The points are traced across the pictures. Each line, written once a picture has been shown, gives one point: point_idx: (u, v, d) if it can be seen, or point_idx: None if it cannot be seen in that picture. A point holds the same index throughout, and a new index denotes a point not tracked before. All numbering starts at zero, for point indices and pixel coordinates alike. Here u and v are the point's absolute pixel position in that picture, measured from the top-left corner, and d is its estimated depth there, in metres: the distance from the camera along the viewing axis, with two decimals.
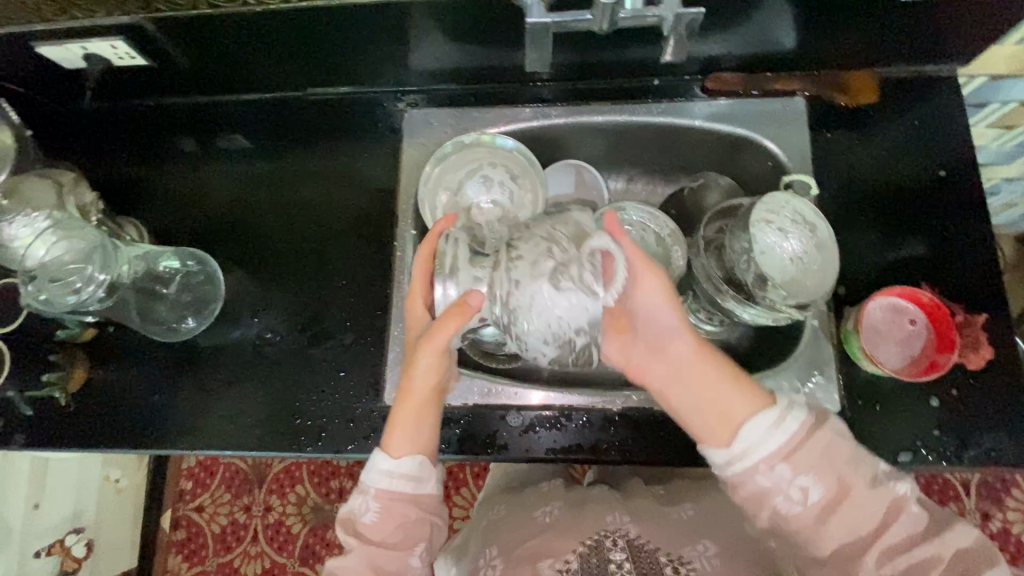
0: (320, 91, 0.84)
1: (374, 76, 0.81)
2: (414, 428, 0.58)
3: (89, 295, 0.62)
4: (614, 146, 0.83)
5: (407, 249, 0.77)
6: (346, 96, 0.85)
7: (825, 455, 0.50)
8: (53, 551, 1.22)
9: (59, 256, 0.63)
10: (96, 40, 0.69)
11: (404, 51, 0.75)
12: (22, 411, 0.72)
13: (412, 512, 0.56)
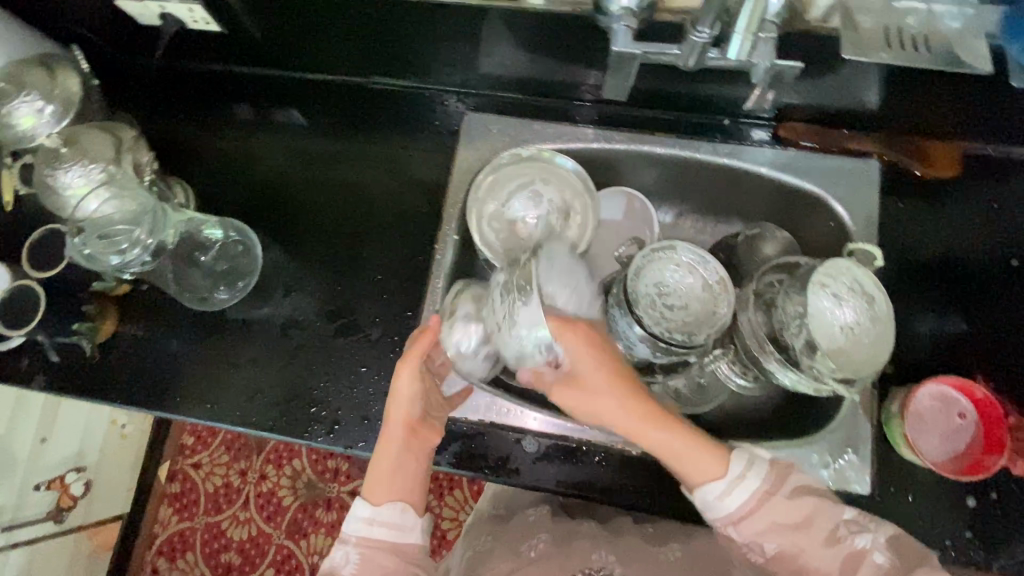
0: (378, 79, 0.83)
1: (432, 72, 0.80)
2: (398, 473, 0.60)
3: (139, 262, 0.64)
4: (671, 180, 0.81)
5: (447, 253, 0.75)
6: (400, 90, 0.84)
7: (778, 517, 0.51)
8: (52, 487, 1.23)
9: (110, 215, 0.63)
10: (175, 2, 0.69)
11: (472, 53, 0.74)
12: (46, 353, 0.72)
13: (388, 562, 0.56)
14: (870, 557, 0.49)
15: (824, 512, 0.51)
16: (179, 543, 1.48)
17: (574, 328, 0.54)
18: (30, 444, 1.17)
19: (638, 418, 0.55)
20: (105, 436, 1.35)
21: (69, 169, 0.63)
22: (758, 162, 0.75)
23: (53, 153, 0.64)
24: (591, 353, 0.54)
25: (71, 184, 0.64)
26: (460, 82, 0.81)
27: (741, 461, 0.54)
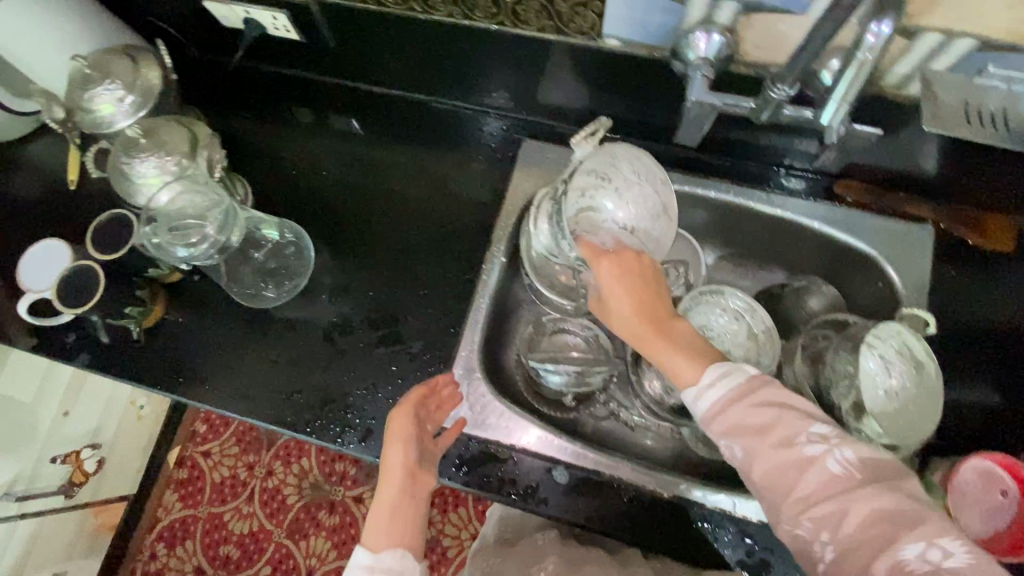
0: (422, 94, 0.86)
1: (471, 93, 0.82)
2: (396, 520, 0.59)
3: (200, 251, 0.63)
4: (720, 224, 0.81)
5: (493, 274, 0.77)
6: (439, 105, 0.86)
7: (741, 420, 0.48)
8: (68, 460, 1.24)
9: (179, 206, 0.65)
10: (261, 9, 0.72)
11: (518, 79, 0.76)
12: (100, 334, 0.75)
13: None
14: (824, 466, 0.44)
15: (790, 418, 0.47)
16: (180, 529, 1.49)
17: (601, 259, 0.59)
18: (52, 416, 1.20)
19: (641, 320, 0.57)
20: (123, 416, 1.36)
21: (145, 159, 0.66)
22: (811, 216, 0.76)
23: (133, 143, 0.66)
24: (614, 277, 0.59)
25: (147, 175, 0.66)
26: (495, 103, 0.83)
27: (716, 368, 0.51)
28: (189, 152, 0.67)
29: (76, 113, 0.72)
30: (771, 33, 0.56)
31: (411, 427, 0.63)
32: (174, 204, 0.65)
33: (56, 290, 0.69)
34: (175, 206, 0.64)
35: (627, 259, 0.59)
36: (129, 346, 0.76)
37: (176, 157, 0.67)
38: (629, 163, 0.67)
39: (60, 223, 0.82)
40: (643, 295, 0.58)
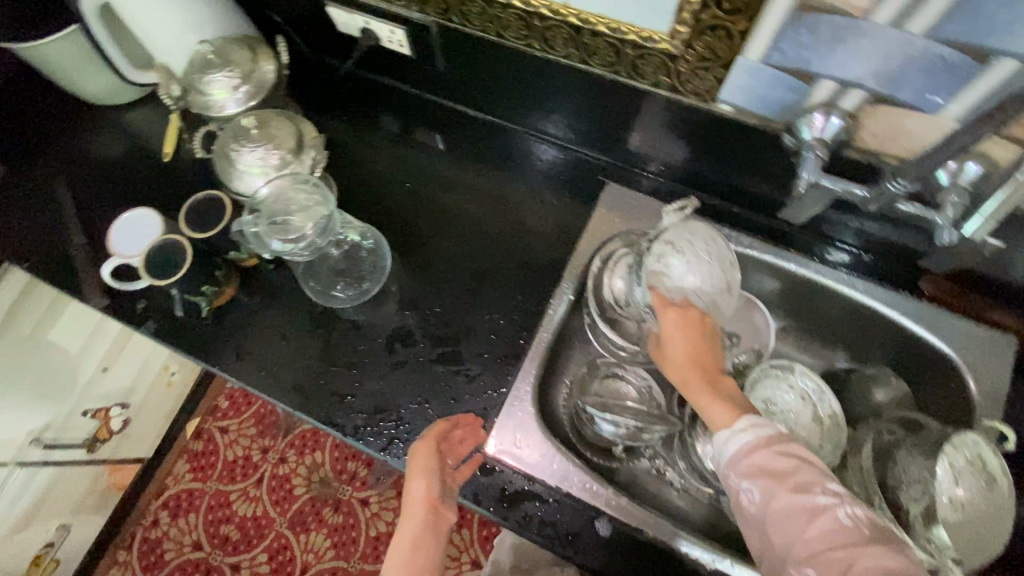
0: (492, 115, 0.88)
1: (530, 116, 0.84)
2: (413, 558, 0.59)
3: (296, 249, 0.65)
4: (790, 297, 0.81)
5: (559, 310, 0.77)
6: (502, 126, 0.88)
7: (764, 464, 0.49)
8: (97, 416, 1.25)
9: (280, 198, 0.67)
10: (382, 22, 0.75)
11: (585, 114, 0.77)
12: (173, 307, 0.77)
13: None
14: (834, 514, 0.45)
15: (809, 470, 0.48)
16: (185, 501, 1.50)
17: (669, 308, 0.62)
18: (92, 371, 1.19)
19: (693, 371, 0.58)
20: (155, 380, 1.37)
21: (253, 149, 0.68)
22: (887, 305, 0.74)
23: (245, 131, 0.69)
24: (676, 325, 0.61)
25: (252, 163, 0.68)
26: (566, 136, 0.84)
27: (749, 419, 0.52)
28: (295, 148, 0.69)
29: (189, 93, 0.75)
30: (892, 126, 0.57)
31: (432, 465, 0.63)
32: (276, 197, 0.67)
33: (144, 264, 0.71)
34: (277, 199, 0.67)
35: (692, 314, 0.62)
36: (198, 321, 0.78)
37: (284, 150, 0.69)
38: (704, 244, 0.67)
39: (150, 192, 0.86)
40: (700, 347, 0.60)
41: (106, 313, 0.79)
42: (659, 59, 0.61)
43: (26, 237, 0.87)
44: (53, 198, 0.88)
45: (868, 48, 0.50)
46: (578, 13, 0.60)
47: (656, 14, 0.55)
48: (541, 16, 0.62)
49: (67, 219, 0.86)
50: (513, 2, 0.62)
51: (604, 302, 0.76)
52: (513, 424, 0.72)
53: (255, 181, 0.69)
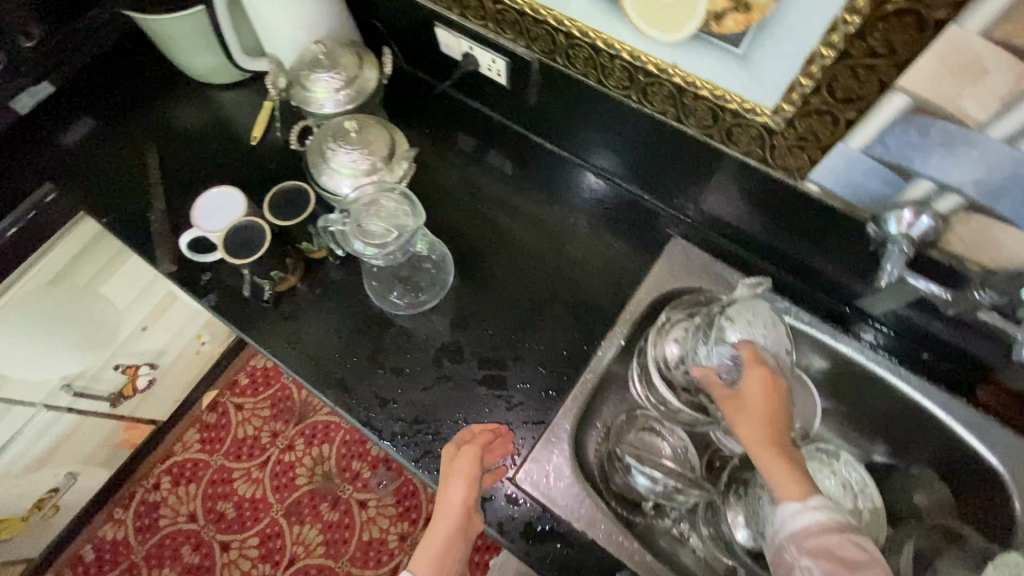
0: (561, 148, 0.90)
1: (585, 148, 0.86)
2: (441, 553, 0.64)
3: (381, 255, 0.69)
4: (839, 381, 0.80)
5: (608, 353, 0.78)
6: (568, 159, 0.90)
7: (833, 547, 0.50)
8: (126, 372, 1.27)
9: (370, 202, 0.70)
10: (486, 50, 0.78)
11: (632, 151, 0.80)
12: (241, 286, 0.81)
13: None
14: None
15: (876, 566, 0.49)
16: (189, 471, 1.51)
17: (762, 367, 0.62)
18: (133, 328, 1.21)
19: (773, 433, 0.58)
20: (186, 347, 1.39)
21: (347, 151, 0.71)
22: (940, 407, 0.73)
23: (343, 132, 0.72)
24: (765, 385, 0.61)
25: (346, 164, 0.71)
26: (608, 168, 0.87)
27: (824, 499, 0.53)
28: (387, 157, 0.73)
29: (294, 86, 0.78)
30: (984, 235, 0.57)
31: (473, 475, 0.65)
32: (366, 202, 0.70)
33: (222, 239, 0.74)
34: (366, 203, 0.70)
35: (780, 380, 0.62)
36: (259, 303, 0.80)
37: (378, 154, 0.72)
38: (765, 326, 0.67)
39: (234, 172, 0.89)
40: (780, 411, 0.60)
41: (172, 279, 0.82)
42: (757, 130, 0.62)
43: (108, 194, 0.90)
44: (140, 161, 0.92)
45: (976, 159, 0.51)
46: (685, 75, 0.61)
47: (766, 89, 0.56)
48: (648, 71, 0.64)
49: (150, 183, 0.90)
50: (623, 54, 0.64)
51: (659, 357, 0.74)
52: (548, 459, 0.72)
53: (345, 181, 0.73)
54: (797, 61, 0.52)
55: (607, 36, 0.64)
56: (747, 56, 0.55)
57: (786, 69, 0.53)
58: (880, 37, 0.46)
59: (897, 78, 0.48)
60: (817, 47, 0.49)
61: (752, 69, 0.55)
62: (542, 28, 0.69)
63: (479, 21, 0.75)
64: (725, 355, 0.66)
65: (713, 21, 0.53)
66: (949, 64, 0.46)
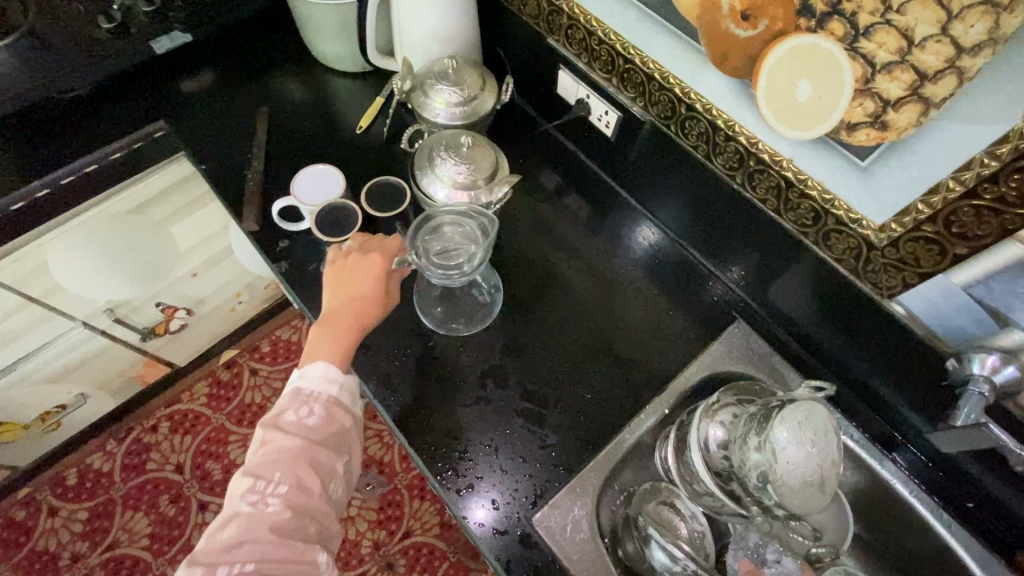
0: (642, 205, 0.92)
1: (662, 206, 0.88)
2: (335, 350, 0.70)
3: (461, 271, 0.71)
4: (872, 508, 0.77)
5: (649, 418, 0.78)
6: (645, 217, 0.92)
7: None
8: (165, 311, 1.29)
9: (439, 224, 0.76)
10: (603, 101, 0.81)
11: (702, 223, 0.83)
12: (315, 261, 0.83)
13: (344, 421, 0.67)
14: None
15: None
16: (189, 422, 1.51)
17: None
18: (185, 272, 1.24)
19: None
20: (224, 301, 1.41)
21: (454, 163, 0.76)
22: (977, 563, 0.70)
23: (456, 145, 0.77)
24: None
25: (451, 175, 0.76)
26: (679, 232, 0.89)
27: None
28: (489, 181, 0.77)
29: (416, 91, 0.82)
30: None
31: (387, 275, 0.75)
32: (450, 238, 0.75)
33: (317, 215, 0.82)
34: (449, 240, 0.75)
35: None
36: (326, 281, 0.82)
37: (485, 170, 0.77)
38: (817, 431, 0.66)
39: (333, 152, 0.93)
40: None
41: (251, 238, 0.85)
42: (857, 242, 0.62)
43: (213, 143, 0.95)
44: (249, 120, 0.97)
45: None
46: (798, 171, 0.62)
47: (880, 206, 0.57)
48: (761, 158, 0.65)
49: (253, 144, 0.94)
50: (741, 137, 0.66)
51: (701, 436, 0.73)
52: (568, 507, 0.71)
53: (443, 189, 0.76)
54: (921, 187, 0.53)
55: (729, 117, 0.66)
56: (869, 169, 0.56)
57: (909, 191, 0.54)
58: (1015, 185, 0.46)
59: (1020, 228, 0.49)
60: (948, 179, 0.50)
61: (872, 183, 0.57)
62: (665, 95, 0.71)
63: (603, 74, 0.78)
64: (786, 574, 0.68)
65: (846, 129, 0.54)
66: None
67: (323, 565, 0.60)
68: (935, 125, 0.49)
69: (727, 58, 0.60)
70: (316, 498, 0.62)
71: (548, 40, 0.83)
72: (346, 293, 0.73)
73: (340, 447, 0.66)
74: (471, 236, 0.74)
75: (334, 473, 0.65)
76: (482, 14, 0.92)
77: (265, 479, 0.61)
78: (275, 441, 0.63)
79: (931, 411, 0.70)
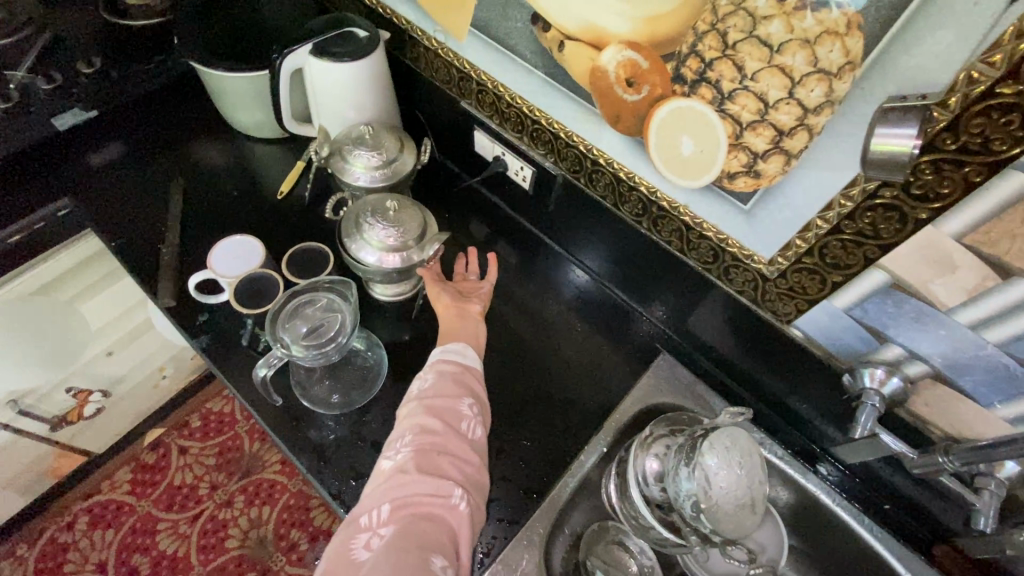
0: (565, 251, 0.96)
1: (584, 251, 0.92)
2: (466, 333, 0.76)
3: (336, 341, 0.69)
4: (803, 520, 0.82)
5: (589, 458, 0.79)
6: (569, 262, 0.96)
7: None
8: (78, 396, 1.19)
9: (298, 307, 0.73)
10: (518, 157, 0.86)
11: (621, 263, 0.87)
12: (239, 332, 0.81)
13: (458, 372, 0.69)
14: None
15: None
16: (110, 515, 1.38)
17: None
18: (99, 351, 1.16)
19: None
20: (146, 378, 1.33)
21: (382, 227, 0.77)
22: (902, 563, 0.74)
23: (383, 210, 0.79)
24: None
25: (380, 239, 0.77)
26: (602, 272, 0.93)
27: None
28: (417, 242, 0.78)
29: (335, 157, 0.83)
30: (946, 405, 0.61)
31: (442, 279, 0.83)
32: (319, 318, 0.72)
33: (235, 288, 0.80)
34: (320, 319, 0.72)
35: None
36: (250, 352, 0.80)
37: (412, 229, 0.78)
38: (743, 454, 0.70)
39: (255, 220, 0.92)
40: None
41: (168, 314, 0.82)
42: (752, 275, 0.68)
43: (124, 218, 0.92)
44: (162, 191, 0.95)
45: (944, 335, 0.56)
46: (693, 215, 0.69)
47: (765, 243, 0.64)
48: (662, 205, 0.72)
49: (168, 216, 0.91)
50: (641, 186, 0.72)
51: (639, 471, 0.75)
52: (516, 563, 0.70)
53: (373, 253, 0.77)
54: (795, 225, 0.59)
55: (629, 169, 0.72)
56: (752, 212, 0.62)
57: (786, 229, 0.60)
58: (868, 222, 0.53)
59: (880, 257, 0.55)
60: (814, 217, 0.57)
61: (756, 223, 0.63)
62: (573, 151, 0.77)
63: (515, 133, 0.83)
64: None
65: (726, 178, 0.61)
66: (927, 254, 0.52)
67: (458, 501, 0.57)
68: (797, 173, 0.56)
69: (620, 118, 0.66)
70: (446, 435, 0.61)
71: (462, 103, 0.87)
72: (448, 309, 0.79)
73: (457, 392, 0.67)
74: (335, 306, 0.73)
75: (460, 414, 0.64)
76: (397, 80, 0.96)
77: (398, 439, 0.61)
78: (406, 406, 0.65)
79: (842, 423, 0.75)
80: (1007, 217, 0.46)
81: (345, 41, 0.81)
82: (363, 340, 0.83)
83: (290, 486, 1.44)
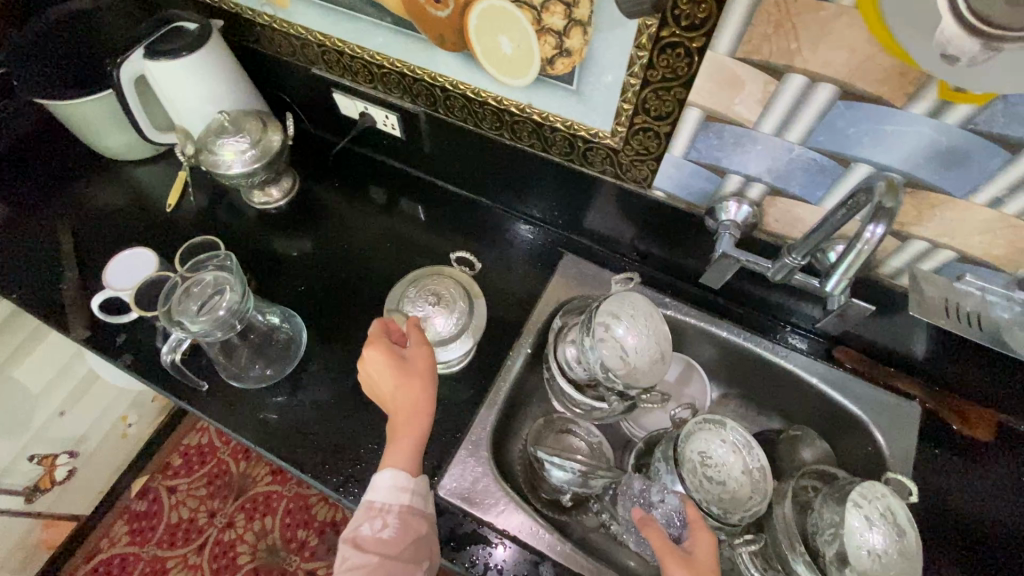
0: (461, 189, 1.00)
1: (473, 182, 0.96)
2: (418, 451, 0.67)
3: (230, 306, 0.73)
4: (724, 364, 0.89)
5: (517, 362, 0.84)
6: (468, 198, 1.00)
7: None
8: (42, 462, 1.24)
9: (188, 289, 0.76)
10: (379, 108, 0.89)
11: (504, 183, 0.92)
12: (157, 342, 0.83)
13: (422, 527, 0.65)
14: None
15: None
16: (116, 568, 1.39)
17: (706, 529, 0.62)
18: (49, 415, 1.23)
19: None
20: (110, 430, 1.36)
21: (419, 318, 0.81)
22: (807, 371, 0.82)
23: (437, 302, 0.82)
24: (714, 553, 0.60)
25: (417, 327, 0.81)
26: (535, 214, 0.95)
27: None
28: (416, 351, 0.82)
29: (202, 153, 0.85)
30: (790, 215, 0.68)
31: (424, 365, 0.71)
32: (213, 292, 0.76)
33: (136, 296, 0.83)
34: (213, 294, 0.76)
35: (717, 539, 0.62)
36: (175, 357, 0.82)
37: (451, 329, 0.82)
38: (645, 317, 0.77)
39: (150, 239, 0.94)
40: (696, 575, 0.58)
41: (89, 346, 0.83)
42: (605, 151, 0.73)
43: (18, 270, 0.92)
44: (51, 236, 0.95)
45: (761, 150, 0.62)
46: (539, 111, 0.73)
47: (601, 115, 0.68)
48: (512, 111, 0.75)
49: (65, 257, 0.92)
50: (488, 99, 0.76)
51: (560, 360, 0.81)
52: (467, 467, 0.76)
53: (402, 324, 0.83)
54: (616, 90, 0.64)
55: (472, 86, 0.75)
56: (580, 90, 0.67)
57: (611, 98, 0.65)
58: (665, 64, 0.58)
59: (687, 96, 0.60)
60: (626, 77, 0.62)
61: (587, 100, 0.67)
62: (421, 85, 0.80)
63: (367, 84, 0.86)
64: (672, 512, 0.69)
65: (546, 64, 0.65)
66: (716, 79, 0.57)
67: None
68: (596, 39, 0.60)
69: (444, 37, 0.70)
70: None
71: (313, 71, 0.89)
72: (415, 410, 0.68)
73: (416, 555, 0.63)
74: (223, 281, 0.77)
75: None
76: (250, 67, 0.97)
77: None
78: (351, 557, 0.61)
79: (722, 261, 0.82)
80: (757, 21, 0.52)
81: (176, 37, 0.82)
82: (269, 313, 0.86)
83: (286, 491, 1.48)
